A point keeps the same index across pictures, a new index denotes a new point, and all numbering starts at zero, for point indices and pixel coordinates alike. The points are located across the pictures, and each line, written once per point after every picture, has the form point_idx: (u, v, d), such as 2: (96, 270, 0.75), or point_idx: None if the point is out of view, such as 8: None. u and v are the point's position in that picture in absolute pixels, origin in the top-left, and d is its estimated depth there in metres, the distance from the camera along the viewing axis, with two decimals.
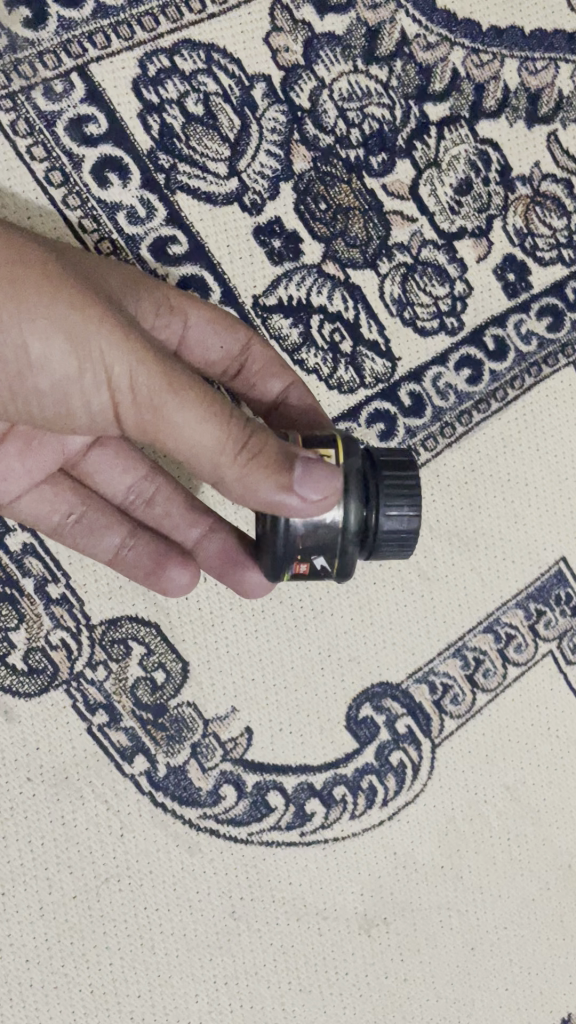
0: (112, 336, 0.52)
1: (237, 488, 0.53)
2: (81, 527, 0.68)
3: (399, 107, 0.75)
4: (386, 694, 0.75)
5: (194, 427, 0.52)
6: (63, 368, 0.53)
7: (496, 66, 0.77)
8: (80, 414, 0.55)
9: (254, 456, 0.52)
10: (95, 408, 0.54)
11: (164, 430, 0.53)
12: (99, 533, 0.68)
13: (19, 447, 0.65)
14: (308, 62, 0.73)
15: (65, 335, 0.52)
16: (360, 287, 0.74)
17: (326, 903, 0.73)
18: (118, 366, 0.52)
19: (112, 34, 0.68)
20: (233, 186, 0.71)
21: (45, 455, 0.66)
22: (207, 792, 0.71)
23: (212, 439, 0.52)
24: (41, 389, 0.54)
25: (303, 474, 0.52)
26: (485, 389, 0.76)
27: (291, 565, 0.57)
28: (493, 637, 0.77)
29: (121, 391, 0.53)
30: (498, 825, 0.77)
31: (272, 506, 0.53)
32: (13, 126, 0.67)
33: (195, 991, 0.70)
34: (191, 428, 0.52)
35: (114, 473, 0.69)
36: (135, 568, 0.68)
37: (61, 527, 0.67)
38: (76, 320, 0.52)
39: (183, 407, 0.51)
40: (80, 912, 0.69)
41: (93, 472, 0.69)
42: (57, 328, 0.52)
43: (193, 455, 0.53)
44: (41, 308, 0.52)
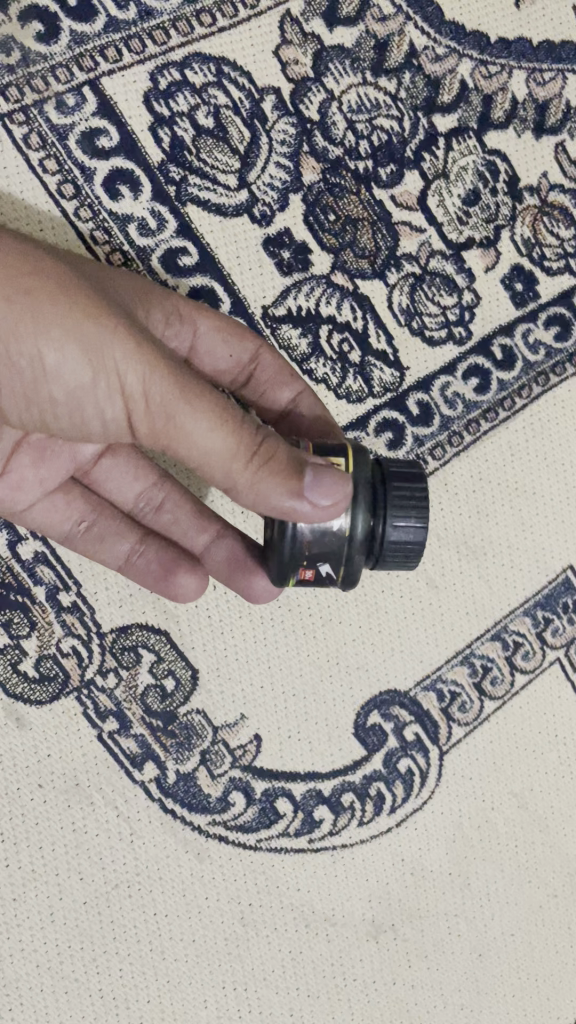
0: (125, 346, 0.52)
1: (248, 495, 0.54)
2: (92, 534, 0.68)
3: (407, 119, 0.75)
4: (394, 702, 0.75)
5: (206, 435, 0.52)
6: (76, 377, 0.53)
7: (504, 77, 0.78)
8: (94, 421, 0.56)
9: (267, 464, 0.53)
10: (109, 416, 0.55)
11: (176, 439, 0.53)
12: (109, 541, 0.69)
13: (33, 454, 0.66)
14: (318, 75, 0.73)
15: (79, 345, 0.52)
16: (368, 297, 0.74)
17: (334, 909, 0.74)
18: (131, 376, 0.52)
19: (123, 48, 0.69)
20: (243, 197, 0.71)
21: (59, 462, 0.67)
22: (216, 798, 0.72)
23: (224, 447, 0.52)
24: (55, 397, 0.55)
25: (313, 480, 0.53)
26: (493, 398, 0.77)
27: (297, 572, 0.58)
28: (500, 645, 0.77)
29: (134, 399, 0.53)
30: (505, 833, 0.77)
31: (284, 513, 0.53)
32: (26, 140, 0.67)
33: (204, 997, 0.71)
34: (202, 435, 0.52)
35: (124, 480, 0.69)
36: (144, 574, 0.68)
37: (72, 533, 0.68)
38: (90, 330, 0.52)
39: (194, 414, 0.52)
40: (91, 919, 0.69)
41: (104, 478, 0.69)
42: (71, 337, 0.52)
43: (205, 464, 0.54)
44: (56, 317, 0.52)
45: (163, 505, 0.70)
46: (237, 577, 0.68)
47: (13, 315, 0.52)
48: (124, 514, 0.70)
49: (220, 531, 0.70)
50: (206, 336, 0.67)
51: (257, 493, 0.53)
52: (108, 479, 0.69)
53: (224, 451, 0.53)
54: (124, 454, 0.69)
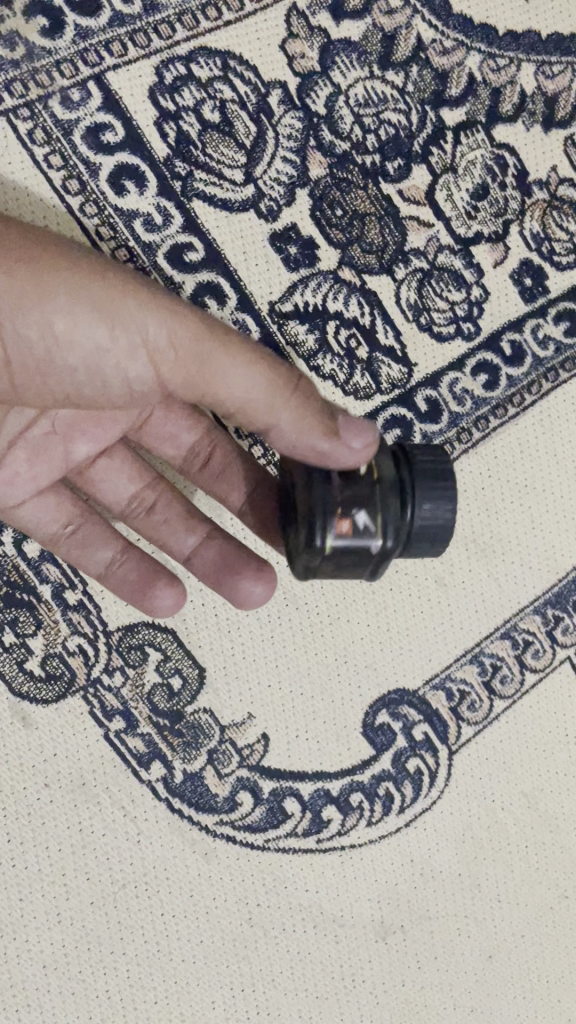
0: (138, 296, 0.54)
1: (289, 430, 0.55)
2: (76, 538, 0.67)
3: (415, 113, 0.75)
4: (402, 702, 0.75)
5: (243, 370, 0.54)
6: (94, 340, 0.53)
7: (513, 70, 0.77)
8: (113, 389, 0.56)
9: (295, 398, 0.55)
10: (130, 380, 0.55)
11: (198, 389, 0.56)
12: (93, 547, 0.67)
13: (28, 449, 0.65)
14: (325, 69, 0.73)
15: (96, 307, 0.53)
16: (376, 293, 0.74)
17: (343, 910, 0.73)
18: (154, 323, 0.53)
19: (128, 43, 0.68)
20: (249, 192, 0.71)
21: (52, 454, 0.66)
22: (223, 798, 0.71)
23: (264, 380, 0.55)
24: (72, 368, 0.54)
25: (346, 421, 0.55)
26: (502, 394, 0.76)
27: (332, 525, 0.53)
28: (510, 644, 0.77)
29: (159, 354, 0.54)
30: (515, 833, 0.77)
31: (317, 460, 0.55)
32: (31, 135, 0.67)
33: (212, 997, 0.70)
34: (240, 370, 0.54)
35: (116, 484, 0.69)
36: (123, 583, 0.67)
37: (61, 534, 0.67)
38: (105, 291, 0.53)
39: (228, 350, 0.54)
40: (97, 919, 0.69)
41: (98, 480, 0.69)
42: (85, 301, 0.53)
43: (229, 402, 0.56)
44: (66, 287, 0.53)
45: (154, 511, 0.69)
46: (227, 580, 0.67)
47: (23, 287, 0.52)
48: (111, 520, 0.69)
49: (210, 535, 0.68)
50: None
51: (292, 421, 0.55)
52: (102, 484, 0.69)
53: (255, 388, 0.55)
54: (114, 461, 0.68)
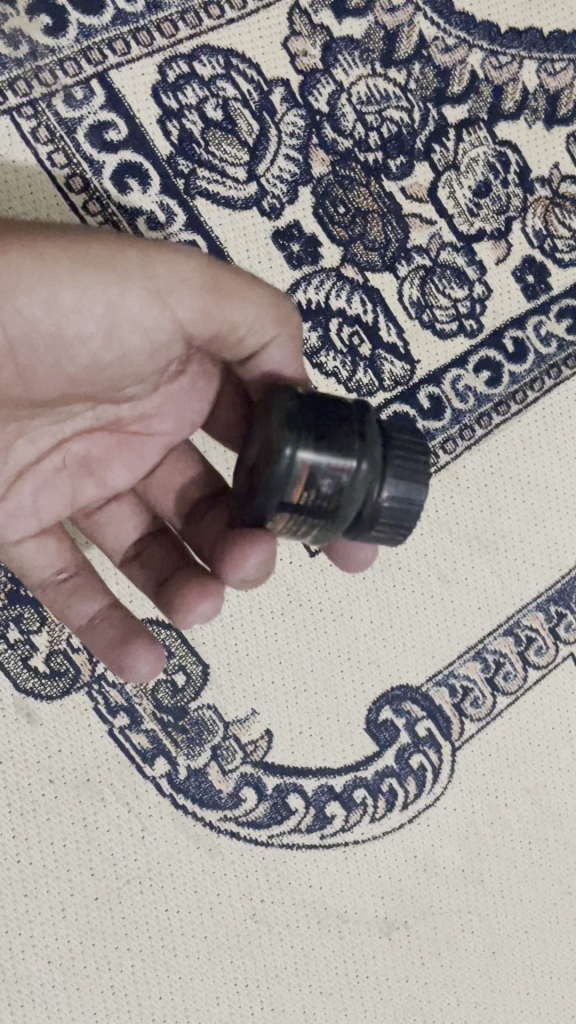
0: (136, 246, 0.56)
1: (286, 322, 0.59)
2: (66, 584, 0.62)
3: (417, 110, 0.75)
4: (405, 697, 0.75)
5: (249, 298, 0.57)
6: (104, 298, 0.55)
7: (515, 67, 0.77)
8: (130, 353, 0.57)
9: (278, 294, 0.59)
10: (144, 338, 0.56)
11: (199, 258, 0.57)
12: (79, 595, 0.61)
13: (33, 482, 0.61)
14: (327, 66, 0.73)
15: (98, 269, 0.55)
16: (379, 290, 0.74)
17: (346, 905, 0.73)
18: (158, 266, 0.55)
19: (131, 41, 0.68)
20: (252, 190, 0.71)
21: (53, 488, 0.61)
22: (228, 794, 0.71)
23: (267, 304, 0.57)
24: (85, 337, 0.55)
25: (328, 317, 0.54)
26: (505, 390, 0.76)
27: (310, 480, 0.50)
28: (513, 639, 0.77)
29: (167, 299, 0.56)
30: (518, 828, 0.77)
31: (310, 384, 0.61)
32: (34, 133, 0.67)
33: (216, 993, 0.70)
34: (246, 297, 0.57)
35: (121, 528, 0.63)
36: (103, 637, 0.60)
37: (51, 578, 0.62)
38: (103, 251, 0.55)
39: (234, 281, 0.57)
40: (102, 914, 0.69)
41: (99, 525, 0.64)
42: (88, 265, 0.54)
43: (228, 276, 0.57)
44: (67, 259, 0.54)
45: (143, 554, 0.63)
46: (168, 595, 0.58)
47: (28, 268, 0.53)
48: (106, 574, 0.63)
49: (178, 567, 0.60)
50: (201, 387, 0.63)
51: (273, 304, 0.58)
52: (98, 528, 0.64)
53: (250, 293, 0.57)
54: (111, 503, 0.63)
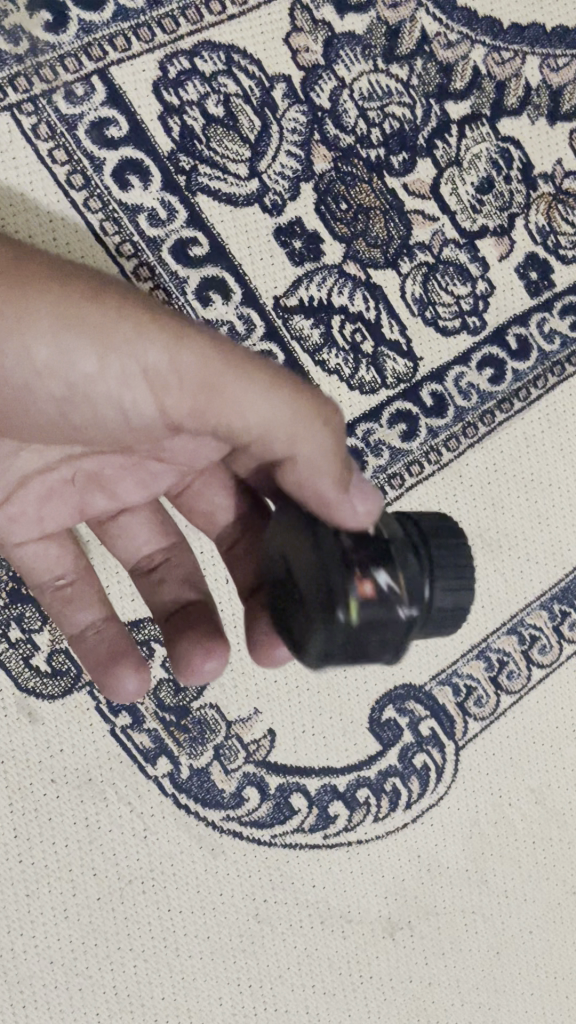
0: (129, 315, 0.51)
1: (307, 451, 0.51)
2: (59, 595, 0.62)
3: (419, 106, 0.74)
4: (409, 696, 0.74)
5: (255, 404, 0.50)
6: (83, 368, 0.51)
7: (517, 63, 0.77)
8: (111, 422, 0.54)
9: (303, 388, 0.51)
10: (124, 411, 0.53)
11: (207, 386, 0.50)
12: (73, 606, 0.61)
13: (39, 493, 0.60)
14: (329, 63, 0.72)
15: (80, 334, 0.51)
16: (381, 287, 0.73)
17: (350, 906, 0.73)
18: (146, 346, 0.50)
19: (132, 37, 0.68)
20: (253, 187, 0.71)
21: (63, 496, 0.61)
22: (230, 793, 0.71)
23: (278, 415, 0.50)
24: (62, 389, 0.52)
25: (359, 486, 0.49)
26: (508, 388, 0.76)
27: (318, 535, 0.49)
28: (517, 638, 0.76)
29: (153, 380, 0.51)
30: (522, 828, 0.77)
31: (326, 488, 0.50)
32: (35, 130, 0.66)
33: (219, 994, 0.70)
34: (253, 404, 0.50)
35: (129, 543, 0.63)
36: (92, 652, 0.61)
37: (50, 583, 0.62)
38: (91, 314, 0.51)
39: (241, 382, 0.50)
40: (104, 915, 0.69)
41: (109, 537, 0.63)
42: (68, 329, 0.51)
43: (258, 432, 0.51)
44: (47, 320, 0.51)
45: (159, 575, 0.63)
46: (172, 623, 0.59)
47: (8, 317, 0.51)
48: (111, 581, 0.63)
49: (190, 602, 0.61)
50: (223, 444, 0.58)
51: (322, 458, 0.50)
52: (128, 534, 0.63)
53: (277, 427, 0.50)
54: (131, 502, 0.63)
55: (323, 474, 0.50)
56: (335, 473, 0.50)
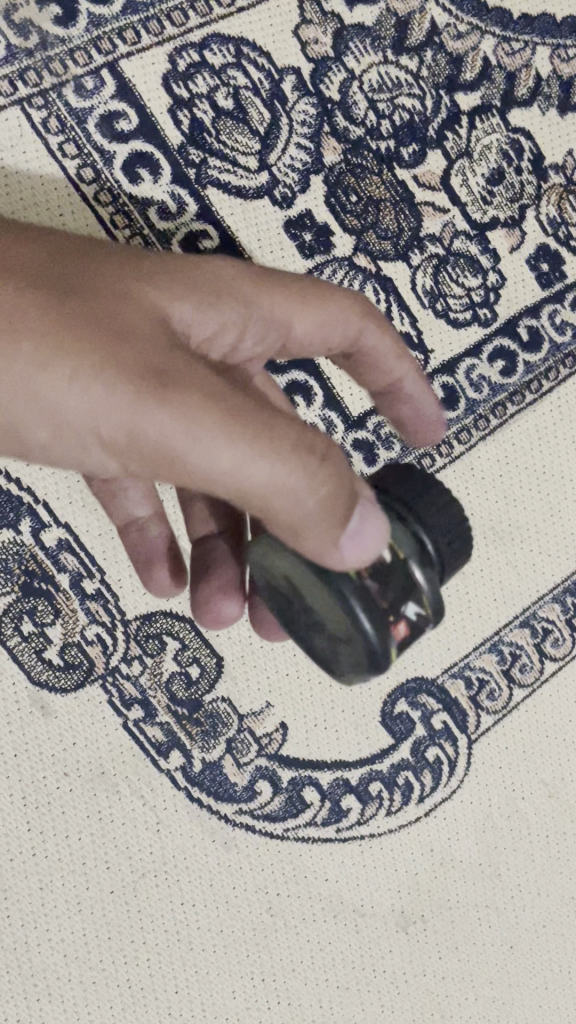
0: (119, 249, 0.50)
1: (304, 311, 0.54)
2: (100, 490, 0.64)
3: (429, 97, 0.74)
4: (421, 689, 0.74)
5: (249, 276, 0.52)
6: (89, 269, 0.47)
7: (528, 54, 0.76)
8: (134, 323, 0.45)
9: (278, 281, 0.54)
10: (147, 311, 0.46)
11: (226, 468, 0.41)
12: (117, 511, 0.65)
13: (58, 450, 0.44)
14: (338, 54, 0.72)
15: (27, 366, 0.42)
16: (392, 279, 0.73)
17: (363, 900, 0.73)
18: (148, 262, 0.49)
19: (142, 31, 0.68)
20: (263, 179, 0.71)
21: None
22: (243, 787, 0.71)
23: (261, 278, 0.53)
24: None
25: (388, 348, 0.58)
26: (519, 380, 0.75)
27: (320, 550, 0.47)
28: (529, 632, 0.76)
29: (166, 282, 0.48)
30: (536, 822, 0.76)
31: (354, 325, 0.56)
32: (45, 124, 0.66)
33: (232, 987, 0.70)
34: (246, 275, 0.52)
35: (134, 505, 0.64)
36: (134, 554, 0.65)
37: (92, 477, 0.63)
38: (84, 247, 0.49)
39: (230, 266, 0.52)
40: (118, 908, 0.69)
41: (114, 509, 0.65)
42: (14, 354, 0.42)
43: (245, 481, 0.41)
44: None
45: (194, 561, 0.61)
46: (205, 598, 0.59)
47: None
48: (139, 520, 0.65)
49: (227, 573, 0.60)
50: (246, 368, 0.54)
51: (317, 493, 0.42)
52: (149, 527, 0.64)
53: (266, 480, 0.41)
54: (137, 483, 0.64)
55: (319, 511, 0.41)
56: (326, 482, 0.41)
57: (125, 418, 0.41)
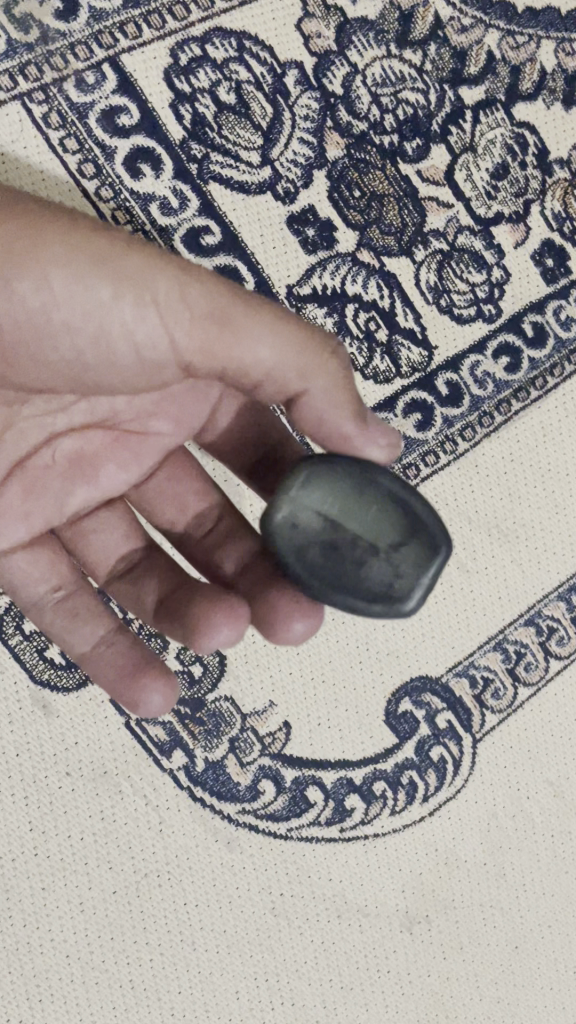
0: None
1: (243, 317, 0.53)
2: (62, 609, 0.56)
3: (433, 91, 0.74)
4: (425, 688, 0.74)
5: None
6: None
7: (532, 47, 0.76)
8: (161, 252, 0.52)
9: None
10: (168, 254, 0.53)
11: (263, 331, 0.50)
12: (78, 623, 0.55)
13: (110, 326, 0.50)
14: (341, 48, 0.72)
15: (96, 262, 0.51)
16: (395, 275, 0.72)
17: (367, 900, 0.72)
18: None
19: (143, 24, 0.68)
20: (265, 174, 0.70)
21: (5, 518, 0.56)
22: (246, 787, 0.70)
23: None
24: (76, 327, 0.51)
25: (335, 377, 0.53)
26: (524, 377, 0.75)
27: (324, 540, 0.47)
28: (534, 630, 0.75)
29: None
30: (541, 822, 0.76)
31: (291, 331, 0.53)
32: (46, 119, 0.66)
33: (236, 987, 0.70)
34: None
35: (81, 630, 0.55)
36: (105, 671, 0.54)
37: (47, 597, 0.57)
38: None
39: None
40: (120, 908, 0.68)
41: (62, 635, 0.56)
42: (84, 256, 0.51)
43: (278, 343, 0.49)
44: (63, 236, 0.51)
45: (176, 600, 0.53)
46: (196, 623, 0.51)
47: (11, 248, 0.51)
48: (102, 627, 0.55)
49: (216, 596, 0.51)
50: (188, 417, 0.58)
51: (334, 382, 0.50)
52: (102, 649, 0.54)
53: (295, 355, 0.49)
54: (85, 609, 0.56)
55: (339, 385, 0.50)
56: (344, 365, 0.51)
57: (183, 294, 0.50)
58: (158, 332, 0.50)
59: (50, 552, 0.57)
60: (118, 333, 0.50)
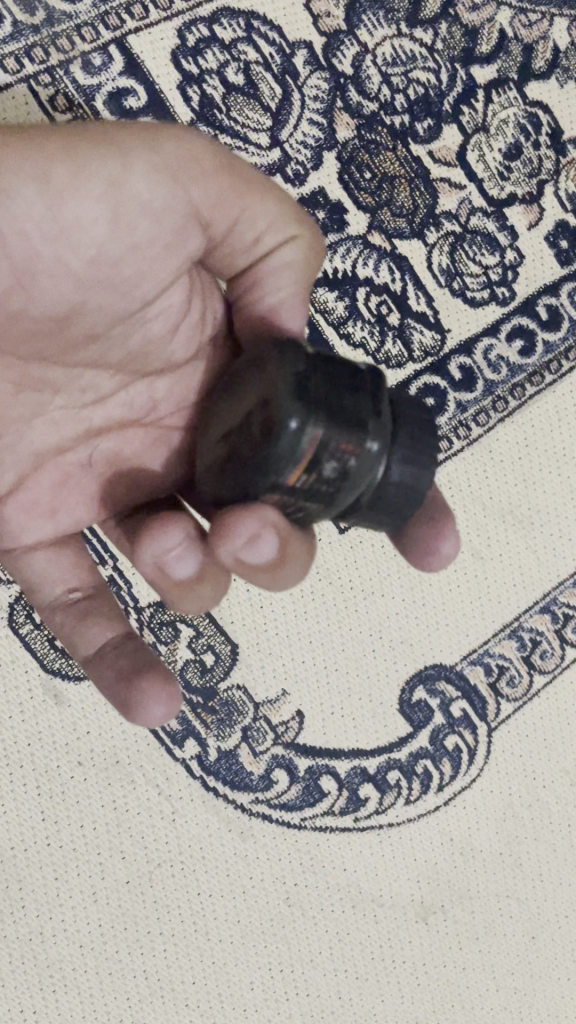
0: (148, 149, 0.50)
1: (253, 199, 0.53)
2: (75, 610, 0.54)
3: (444, 70, 0.72)
4: (439, 676, 0.73)
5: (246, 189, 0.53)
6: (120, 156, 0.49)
7: (546, 25, 0.74)
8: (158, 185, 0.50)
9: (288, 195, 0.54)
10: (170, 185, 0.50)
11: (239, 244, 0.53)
12: (89, 629, 0.53)
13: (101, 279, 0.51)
14: (351, 27, 0.71)
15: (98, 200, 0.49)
16: (407, 257, 0.72)
17: (382, 890, 0.72)
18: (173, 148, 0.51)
19: (150, 5, 0.67)
20: (275, 156, 0.69)
21: (34, 516, 0.55)
22: (259, 776, 0.69)
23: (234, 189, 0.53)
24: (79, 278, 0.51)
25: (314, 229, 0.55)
26: (539, 360, 0.73)
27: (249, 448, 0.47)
28: (550, 618, 0.74)
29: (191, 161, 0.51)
30: (558, 812, 0.75)
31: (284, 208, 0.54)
32: (52, 102, 0.65)
33: (250, 979, 0.69)
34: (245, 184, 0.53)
35: (91, 631, 0.53)
36: (106, 680, 0.51)
37: (61, 599, 0.55)
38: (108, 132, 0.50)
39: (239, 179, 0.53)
40: (134, 898, 0.68)
41: (71, 638, 0.54)
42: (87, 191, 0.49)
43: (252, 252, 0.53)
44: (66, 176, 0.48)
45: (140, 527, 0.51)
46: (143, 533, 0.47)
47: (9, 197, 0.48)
48: (115, 631, 0.53)
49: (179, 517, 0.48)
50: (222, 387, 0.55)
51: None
52: (107, 657, 0.52)
53: (278, 219, 0.52)
54: (98, 614, 0.54)
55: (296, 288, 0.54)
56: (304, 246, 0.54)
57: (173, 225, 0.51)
58: (173, 207, 0.50)
59: (74, 554, 0.56)
60: (134, 210, 0.50)
